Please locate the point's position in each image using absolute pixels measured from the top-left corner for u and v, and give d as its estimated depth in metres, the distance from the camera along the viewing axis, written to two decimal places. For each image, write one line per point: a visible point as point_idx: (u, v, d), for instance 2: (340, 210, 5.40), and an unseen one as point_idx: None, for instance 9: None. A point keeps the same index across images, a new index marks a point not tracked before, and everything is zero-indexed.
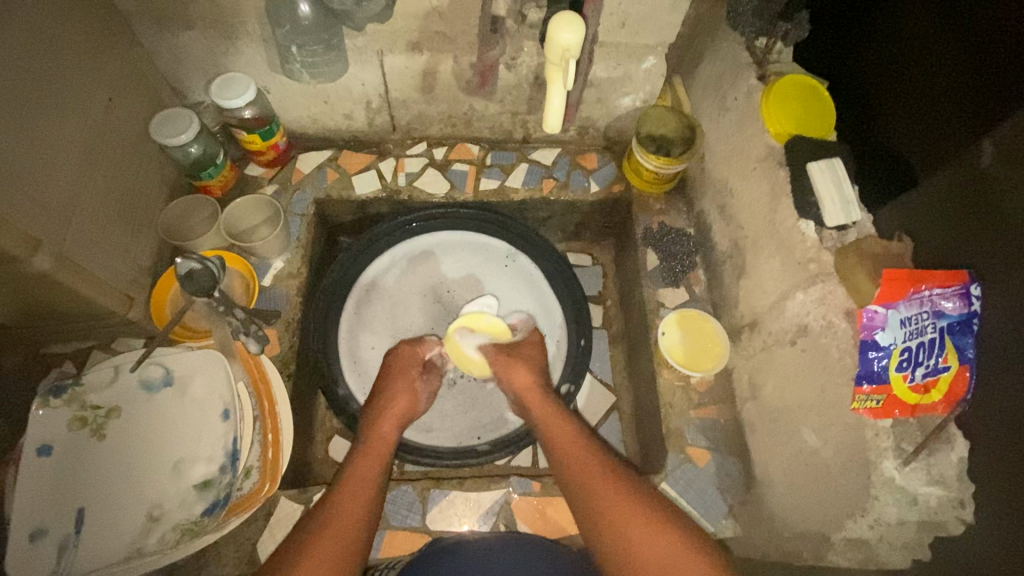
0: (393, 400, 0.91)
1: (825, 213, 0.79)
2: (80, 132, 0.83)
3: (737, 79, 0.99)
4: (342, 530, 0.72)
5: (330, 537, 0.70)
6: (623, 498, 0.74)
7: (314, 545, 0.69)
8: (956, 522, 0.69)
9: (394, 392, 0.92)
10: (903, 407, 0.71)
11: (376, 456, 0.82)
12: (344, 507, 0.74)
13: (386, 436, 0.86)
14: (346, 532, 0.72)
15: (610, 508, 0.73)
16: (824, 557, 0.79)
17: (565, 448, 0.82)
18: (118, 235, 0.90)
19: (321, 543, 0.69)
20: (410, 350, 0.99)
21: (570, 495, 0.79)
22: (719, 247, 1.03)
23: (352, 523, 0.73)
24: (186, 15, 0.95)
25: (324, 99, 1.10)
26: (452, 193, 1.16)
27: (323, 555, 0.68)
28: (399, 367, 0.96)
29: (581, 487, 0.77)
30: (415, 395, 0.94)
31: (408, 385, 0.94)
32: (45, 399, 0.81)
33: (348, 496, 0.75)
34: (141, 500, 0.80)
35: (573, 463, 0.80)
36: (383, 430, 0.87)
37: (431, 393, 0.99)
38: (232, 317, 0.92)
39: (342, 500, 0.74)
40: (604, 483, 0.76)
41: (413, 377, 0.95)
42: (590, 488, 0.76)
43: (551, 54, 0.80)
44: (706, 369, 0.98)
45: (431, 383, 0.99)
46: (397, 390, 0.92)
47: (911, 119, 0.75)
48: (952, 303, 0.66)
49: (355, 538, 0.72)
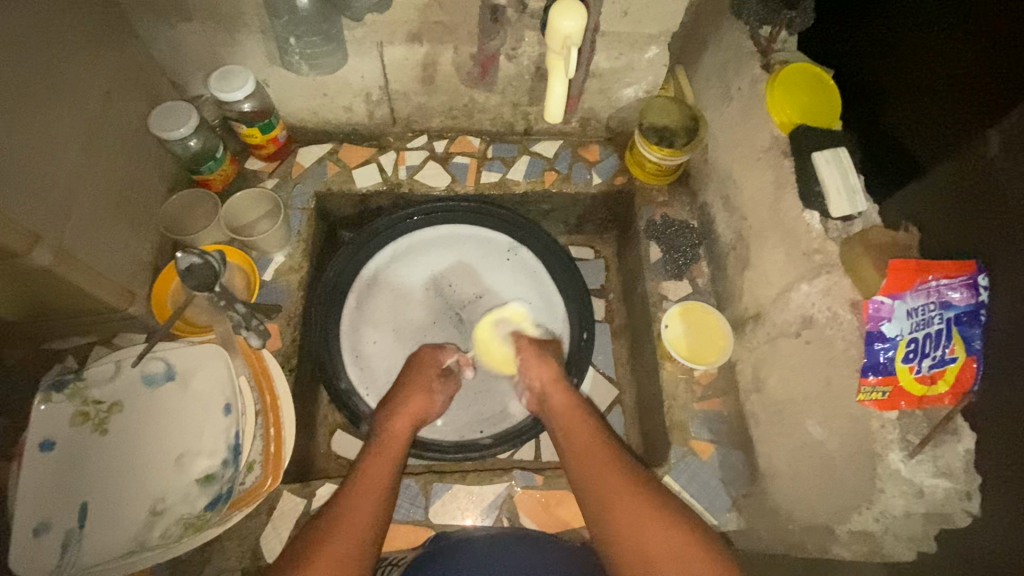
0: (407, 399, 0.91)
1: (830, 203, 0.78)
2: (79, 125, 0.82)
3: (740, 69, 0.97)
4: (355, 529, 0.71)
5: (346, 532, 0.70)
6: (637, 495, 0.74)
7: (327, 542, 0.69)
8: (963, 514, 0.68)
9: (410, 392, 0.92)
10: (908, 399, 0.70)
11: (389, 454, 0.81)
12: (359, 502, 0.74)
13: (400, 435, 0.85)
14: (361, 528, 0.72)
15: (625, 504, 0.73)
16: (829, 550, 0.79)
17: (583, 443, 0.82)
18: (118, 230, 0.89)
19: (335, 539, 0.70)
20: (431, 355, 0.98)
21: (581, 491, 0.79)
22: (723, 239, 1.02)
23: (368, 520, 0.73)
24: (184, 7, 0.94)
25: (323, 91, 1.09)
26: (452, 186, 1.15)
27: (336, 554, 0.68)
28: (415, 369, 0.96)
29: (594, 482, 0.77)
30: (430, 396, 0.93)
31: (424, 385, 0.93)
32: (47, 394, 0.81)
33: (362, 492, 0.75)
34: (144, 495, 0.80)
35: (587, 460, 0.80)
36: (397, 429, 0.86)
37: (449, 397, 0.98)
38: (232, 311, 0.91)
39: (356, 496, 0.74)
40: (623, 479, 0.76)
41: (429, 377, 0.95)
42: (603, 483, 0.76)
43: (552, 42, 0.79)
44: (709, 362, 0.97)
45: (449, 386, 0.98)
46: (412, 390, 0.92)
47: (918, 109, 0.74)
48: (960, 294, 0.65)
49: (370, 534, 0.72)
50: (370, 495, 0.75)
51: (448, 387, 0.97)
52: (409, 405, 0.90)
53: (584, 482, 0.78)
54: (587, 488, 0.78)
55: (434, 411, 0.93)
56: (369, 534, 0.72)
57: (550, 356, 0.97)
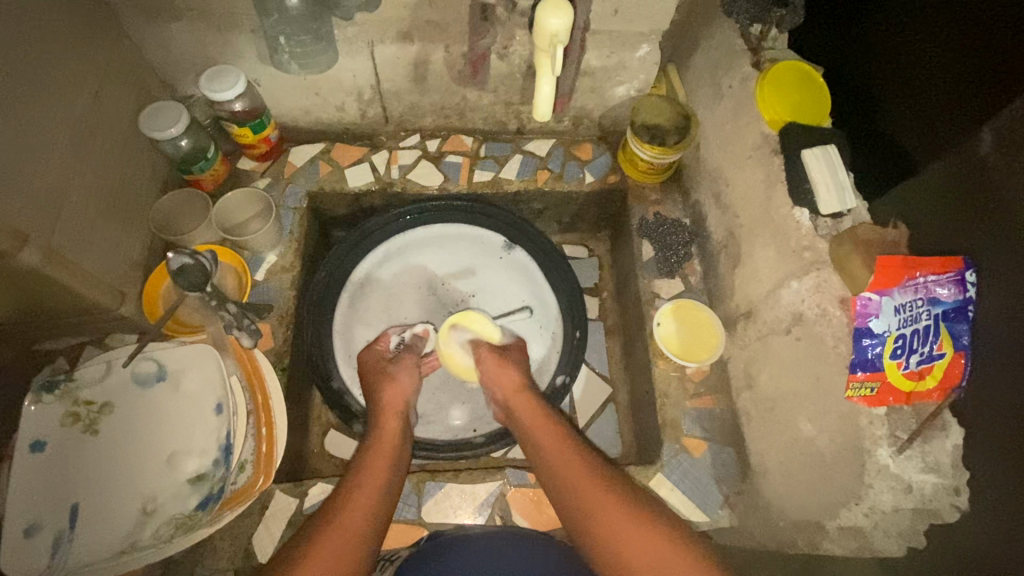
0: (380, 394, 0.91)
1: (821, 200, 0.79)
2: (69, 125, 0.82)
3: (732, 67, 0.98)
4: (353, 523, 0.72)
5: (339, 537, 0.70)
6: (611, 495, 0.74)
7: (323, 541, 0.70)
8: (951, 509, 0.69)
9: (382, 386, 0.91)
10: (897, 395, 0.71)
11: (388, 452, 0.83)
12: (352, 506, 0.74)
13: (392, 431, 0.86)
14: (358, 527, 0.72)
15: (596, 517, 0.73)
16: (818, 546, 0.80)
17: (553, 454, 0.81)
18: (107, 229, 0.89)
19: (333, 535, 0.70)
20: (373, 354, 0.96)
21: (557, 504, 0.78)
22: (715, 238, 1.02)
23: (365, 522, 0.73)
24: (174, 6, 0.94)
25: (315, 91, 1.09)
26: (444, 185, 1.15)
27: (338, 548, 0.70)
28: (367, 371, 0.95)
29: (563, 492, 0.77)
30: (394, 377, 0.93)
31: (400, 373, 0.94)
32: (37, 394, 0.81)
33: (357, 499, 0.75)
34: (135, 494, 0.80)
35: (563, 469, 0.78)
36: (387, 426, 0.87)
37: (415, 369, 0.96)
38: (224, 311, 0.92)
39: (352, 502, 0.75)
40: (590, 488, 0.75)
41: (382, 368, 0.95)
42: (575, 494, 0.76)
43: (541, 40, 0.79)
44: (701, 359, 0.97)
45: (408, 363, 0.96)
46: (379, 384, 0.92)
47: (908, 108, 0.74)
48: (947, 290, 0.66)
49: (366, 535, 0.72)
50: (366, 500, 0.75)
51: (411, 363, 0.96)
52: (388, 394, 0.91)
53: (561, 495, 0.77)
54: (566, 503, 0.76)
55: (413, 391, 0.94)
56: (366, 535, 0.72)
57: (513, 364, 0.94)
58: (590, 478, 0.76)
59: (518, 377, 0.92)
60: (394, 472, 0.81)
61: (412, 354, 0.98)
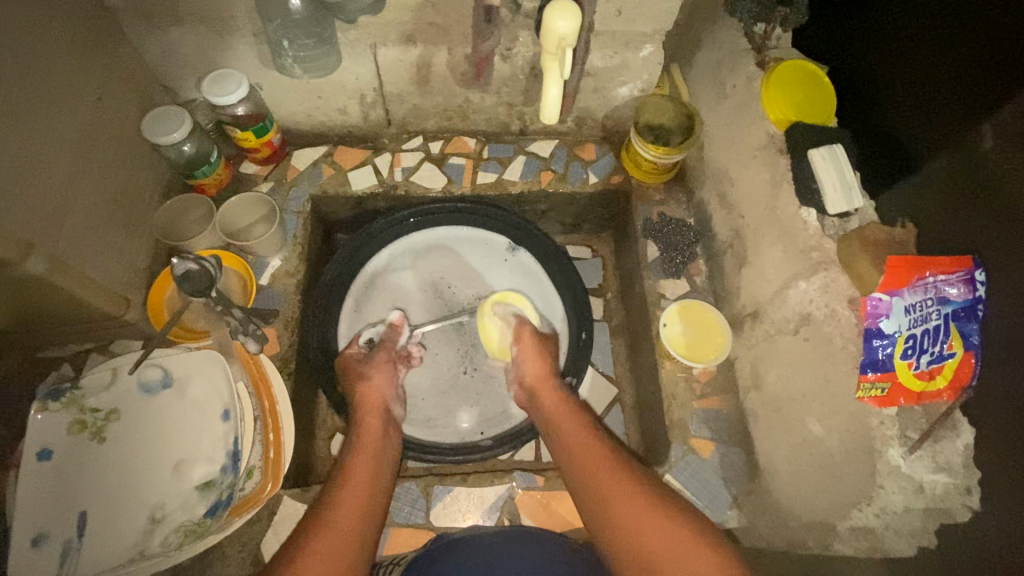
0: (359, 395, 0.92)
1: (827, 201, 0.78)
2: (72, 131, 0.82)
3: (736, 66, 0.97)
4: (346, 522, 0.73)
5: (334, 536, 0.71)
6: (624, 483, 0.75)
7: (319, 540, 0.70)
8: (962, 509, 0.68)
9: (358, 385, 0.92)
10: (907, 395, 0.70)
11: (374, 454, 0.84)
12: (344, 507, 0.75)
13: (376, 432, 0.87)
14: (351, 526, 0.73)
15: (613, 508, 0.74)
16: (830, 547, 0.79)
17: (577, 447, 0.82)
18: (110, 236, 0.88)
19: (328, 534, 0.71)
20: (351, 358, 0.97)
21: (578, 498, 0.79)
22: (720, 237, 1.02)
23: (356, 521, 0.74)
24: (175, 10, 0.93)
25: (317, 93, 1.09)
26: (447, 187, 1.14)
27: (332, 545, 0.70)
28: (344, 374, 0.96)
29: (585, 483, 0.78)
30: (368, 376, 0.93)
31: (375, 371, 0.94)
32: (44, 403, 0.81)
33: (347, 499, 0.76)
34: (142, 502, 0.80)
35: (586, 463, 0.80)
36: (370, 426, 0.88)
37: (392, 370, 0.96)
38: (229, 317, 0.91)
39: (343, 502, 0.75)
40: (599, 473, 0.77)
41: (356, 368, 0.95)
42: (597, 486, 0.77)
43: (547, 43, 0.79)
44: (707, 359, 0.97)
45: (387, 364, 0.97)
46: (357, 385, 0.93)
47: (912, 106, 0.74)
48: (956, 289, 0.66)
49: (361, 535, 0.73)
50: (356, 500, 0.76)
51: (383, 358, 0.97)
52: (367, 393, 0.92)
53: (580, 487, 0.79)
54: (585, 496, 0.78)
55: (392, 387, 0.94)
56: (359, 537, 0.72)
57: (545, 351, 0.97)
58: (609, 468, 0.77)
59: (545, 367, 0.95)
60: (382, 472, 0.82)
61: (387, 351, 0.98)
